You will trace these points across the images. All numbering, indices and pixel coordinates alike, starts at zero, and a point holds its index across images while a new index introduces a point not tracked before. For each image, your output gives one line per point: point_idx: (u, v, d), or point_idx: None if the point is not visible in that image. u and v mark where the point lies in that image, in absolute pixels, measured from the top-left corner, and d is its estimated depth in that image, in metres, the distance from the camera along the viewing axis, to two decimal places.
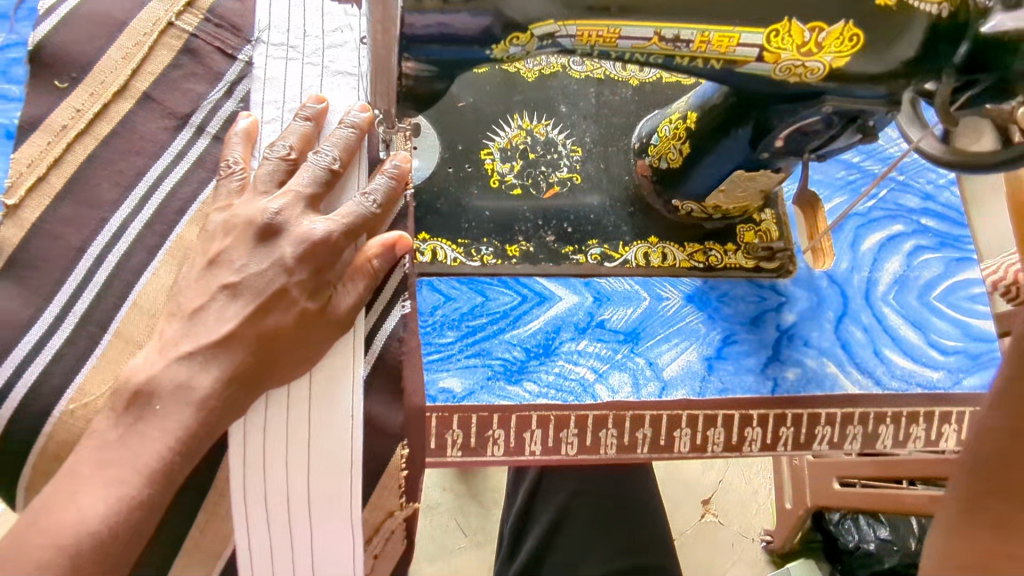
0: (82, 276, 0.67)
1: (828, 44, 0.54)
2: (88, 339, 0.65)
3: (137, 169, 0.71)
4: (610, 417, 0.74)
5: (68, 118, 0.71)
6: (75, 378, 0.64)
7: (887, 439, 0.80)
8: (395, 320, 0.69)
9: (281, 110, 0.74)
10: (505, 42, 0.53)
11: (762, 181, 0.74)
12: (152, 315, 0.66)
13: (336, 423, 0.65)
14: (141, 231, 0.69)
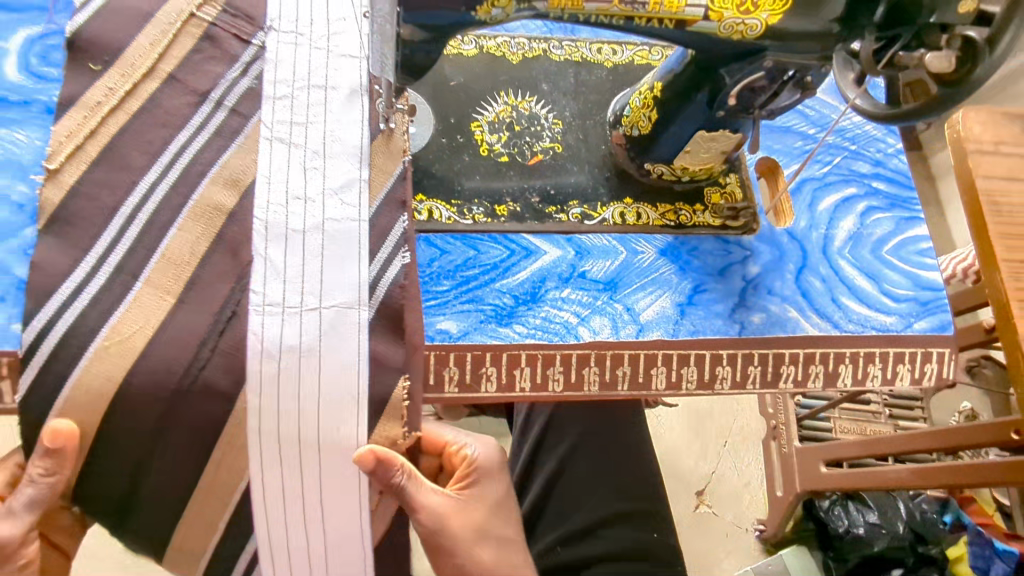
0: (115, 231, 0.76)
1: (763, 4, 0.64)
2: (121, 285, 0.74)
3: (163, 139, 0.81)
4: (593, 355, 0.81)
5: (102, 96, 0.81)
6: (110, 318, 0.72)
7: (847, 378, 0.87)
8: (396, 269, 0.78)
9: (291, 87, 0.84)
10: (487, 5, 0.61)
11: (724, 142, 0.82)
12: (178, 264, 0.76)
13: (343, 359, 0.74)
14: (167, 192, 0.78)
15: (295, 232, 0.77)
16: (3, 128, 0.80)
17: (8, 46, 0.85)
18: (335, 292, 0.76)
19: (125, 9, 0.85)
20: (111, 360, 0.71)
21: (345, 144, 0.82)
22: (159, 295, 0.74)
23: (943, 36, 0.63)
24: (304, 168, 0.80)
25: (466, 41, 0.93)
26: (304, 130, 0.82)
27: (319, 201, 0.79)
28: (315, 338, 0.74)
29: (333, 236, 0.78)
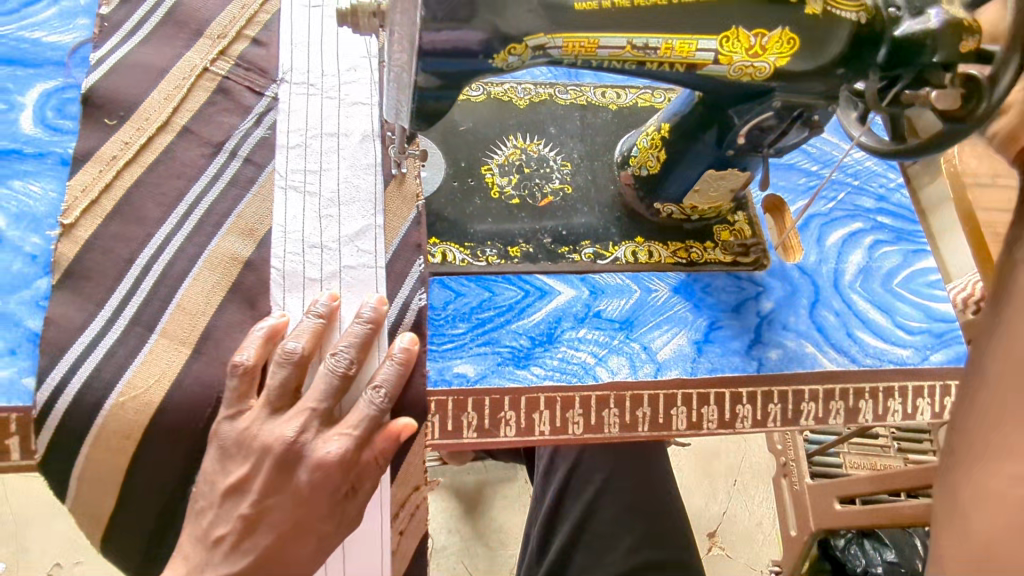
0: (132, 282, 0.77)
1: (771, 47, 0.63)
2: (137, 337, 0.75)
3: (178, 191, 0.83)
4: (612, 397, 0.80)
5: (118, 150, 0.84)
6: (125, 372, 0.73)
7: (868, 414, 0.87)
8: (412, 313, 0.79)
9: (304, 136, 0.88)
10: (504, 53, 0.62)
11: (732, 181, 0.84)
12: (196, 314, 0.77)
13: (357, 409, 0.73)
14: (182, 243, 0.80)
15: (311, 280, 0.80)
16: (18, 180, 0.81)
17: (24, 100, 0.86)
18: (353, 339, 0.74)
19: (140, 64, 0.90)
20: (127, 417, 0.72)
21: (358, 190, 0.85)
22: (175, 346, 0.75)
23: (946, 74, 0.64)
24: (319, 216, 0.83)
25: (474, 87, 0.95)
26: (319, 179, 0.85)
27: (335, 248, 0.81)
28: (335, 389, 0.73)
29: (350, 283, 0.80)
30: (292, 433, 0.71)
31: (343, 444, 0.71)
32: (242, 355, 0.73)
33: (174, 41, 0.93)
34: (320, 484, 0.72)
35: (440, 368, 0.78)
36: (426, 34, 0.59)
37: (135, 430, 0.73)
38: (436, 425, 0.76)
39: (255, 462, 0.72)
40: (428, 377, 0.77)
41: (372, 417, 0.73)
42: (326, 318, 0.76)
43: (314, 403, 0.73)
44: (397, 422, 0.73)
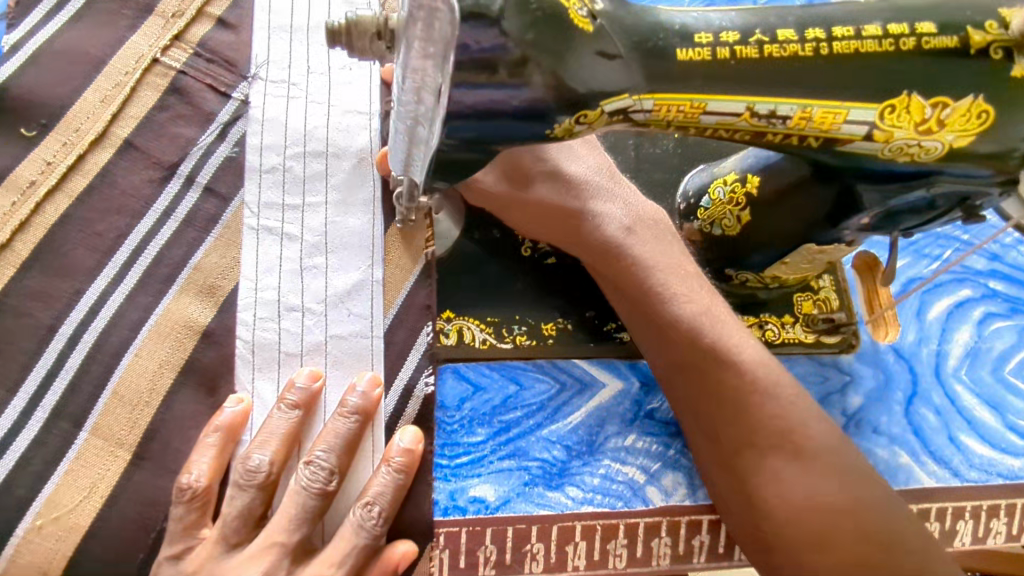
0: (55, 356, 0.65)
1: (952, 122, 0.44)
2: (60, 437, 0.62)
3: (118, 231, 0.70)
4: (663, 523, 0.64)
5: (38, 173, 0.70)
6: (44, 488, 0.61)
7: (965, 536, 0.71)
8: (416, 403, 0.65)
9: (281, 156, 0.72)
10: (569, 122, 0.43)
11: (834, 254, 0.65)
12: (134, 406, 0.64)
13: (343, 535, 0.59)
14: (122, 304, 0.67)
15: (290, 354, 0.66)
16: None
17: None
18: (335, 439, 0.61)
19: (71, 52, 0.75)
20: (44, 548, 0.59)
21: (351, 234, 0.71)
22: (110, 450, 0.62)
23: None
24: (301, 268, 0.69)
25: None
26: (299, 219, 0.70)
27: (320, 311, 0.68)
28: (316, 512, 0.59)
29: (338, 357, 0.66)
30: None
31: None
32: (191, 476, 0.59)
33: (117, 21, 0.77)
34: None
35: (452, 491, 0.62)
36: (456, 91, 0.39)
37: (54, 564, 0.59)
38: (444, 560, 0.60)
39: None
40: (437, 503, 0.61)
41: (364, 547, 0.59)
42: (302, 408, 0.62)
43: (284, 537, 0.58)
44: (396, 549, 0.59)
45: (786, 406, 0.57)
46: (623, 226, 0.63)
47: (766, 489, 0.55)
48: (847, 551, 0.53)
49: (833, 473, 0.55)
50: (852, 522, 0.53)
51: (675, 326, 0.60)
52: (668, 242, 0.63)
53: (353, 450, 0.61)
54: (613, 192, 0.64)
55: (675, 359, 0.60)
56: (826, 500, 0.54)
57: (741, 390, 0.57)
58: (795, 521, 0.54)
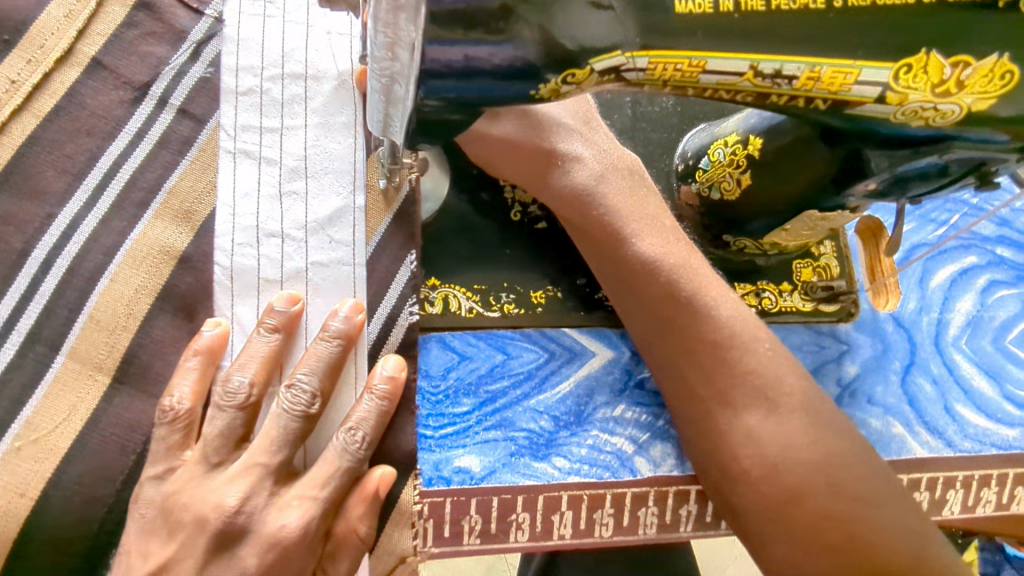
0: (29, 282, 0.65)
1: (972, 84, 0.41)
2: (37, 360, 0.63)
3: (88, 152, 0.69)
4: (651, 493, 0.63)
5: (3, 92, 0.69)
6: (22, 411, 0.62)
7: (955, 505, 0.70)
8: (401, 331, 0.64)
9: (259, 77, 0.70)
10: (556, 81, 0.39)
11: (837, 220, 0.62)
12: (111, 327, 0.65)
13: (326, 458, 0.59)
14: (95, 228, 0.67)
15: (269, 281, 0.65)
16: None
17: None
18: (317, 362, 0.60)
19: None
20: (23, 469, 0.61)
21: (332, 157, 0.69)
22: (89, 374, 0.63)
23: None
24: (280, 195, 0.67)
25: None
26: (277, 142, 0.68)
27: (300, 238, 0.66)
28: (299, 436, 0.59)
29: (319, 285, 0.65)
30: (232, 502, 0.56)
31: (306, 511, 0.58)
32: (173, 398, 0.60)
33: None
34: (274, 567, 0.57)
35: (436, 461, 0.61)
36: (429, 48, 0.36)
37: (31, 484, 0.60)
38: (428, 529, 0.60)
39: (185, 540, 0.57)
40: (422, 474, 0.60)
41: (348, 471, 0.59)
42: (282, 332, 0.62)
43: (266, 457, 0.58)
44: (373, 474, 0.60)
45: (763, 360, 0.54)
46: (595, 172, 0.61)
47: (741, 446, 0.52)
48: (823, 511, 0.50)
49: (809, 429, 0.52)
50: (827, 479, 0.50)
51: (652, 275, 0.57)
52: (642, 195, 0.61)
53: (335, 372, 0.61)
54: (584, 138, 0.62)
55: (649, 313, 0.58)
56: (802, 457, 0.51)
57: (715, 345, 0.55)
58: (771, 478, 0.51)
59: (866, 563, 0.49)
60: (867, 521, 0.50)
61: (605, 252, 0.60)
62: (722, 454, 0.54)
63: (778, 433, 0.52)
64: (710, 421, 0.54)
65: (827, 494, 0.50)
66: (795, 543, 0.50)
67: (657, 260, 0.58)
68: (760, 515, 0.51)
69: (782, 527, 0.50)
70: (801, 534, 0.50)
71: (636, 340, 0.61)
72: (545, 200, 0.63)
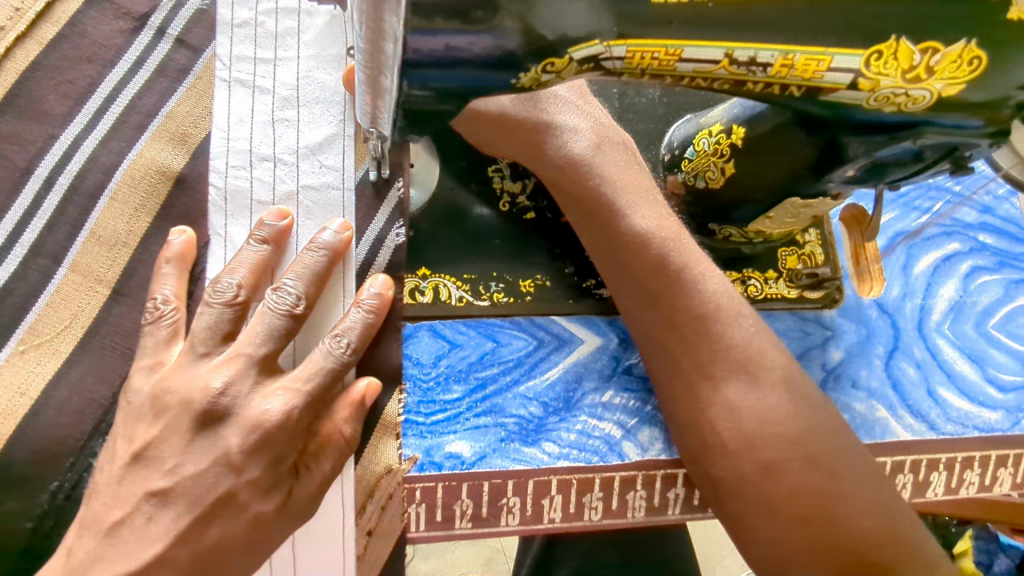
0: (31, 198, 0.68)
1: (942, 70, 0.42)
2: (40, 272, 0.66)
3: (89, 79, 0.72)
4: (639, 477, 0.64)
5: (7, 18, 0.72)
6: (26, 317, 0.65)
7: (938, 487, 0.71)
8: (389, 253, 0.66)
9: (254, 11, 0.71)
10: (536, 70, 0.41)
11: (819, 208, 0.63)
12: (111, 245, 0.67)
13: (311, 356, 0.57)
14: (95, 148, 0.70)
15: (262, 202, 0.66)
16: None
17: None
18: (304, 269, 0.59)
19: None
20: (26, 370, 0.63)
21: (323, 88, 0.70)
22: (90, 286, 0.66)
23: None
24: (272, 121, 0.68)
25: None
26: (270, 74, 0.69)
27: (291, 162, 0.67)
28: (285, 335, 0.57)
29: (309, 208, 0.66)
30: (217, 385, 0.53)
31: (290, 402, 0.54)
32: (158, 297, 0.61)
33: None
34: (259, 453, 0.53)
35: (428, 447, 0.62)
36: (411, 37, 0.37)
37: (32, 385, 0.63)
38: (420, 514, 0.61)
39: (171, 421, 0.53)
40: (413, 459, 0.61)
41: (334, 371, 0.57)
42: (272, 244, 0.61)
43: (251, 348, 0.55)
44: (357, 384, 0.60)
45: (746, 336, 0.55)
46: (590, 143, 0.61)
47: (720, 420, 0.54)
48: (797, 480, 0.51)
49: (787, 403, 0.53)
50: (803, 453, 0.52)
51: (643, 249, 0.58)
52: (635, 167, 0.62)
53: (321, 278, 0.60)
54: (580, 110, 0.63)
55: (637, 284, 0.59)
56: (780, 431, 0.52)
57: (701, 320, 0.56)
58: (747, 450, 0.53)
59: (835, 534, 0.50)
60: (839, 494, 0.51)
61: (597, 227, 0.61)
62: (702, 427, 0.55)
63: (757, 406, 0.53)
64: (692, 394, 0.56)
65: (802, 467, 0.52)
66: (769, 514, 0.52)
67: (649, 234, 0.59)
68: (735, 485, 0.53)
69: (758, 498, 0.52)
70: (772, 503, 0.51)
71: (624, 314, 0.62)
72: (542, 171, 0.64)
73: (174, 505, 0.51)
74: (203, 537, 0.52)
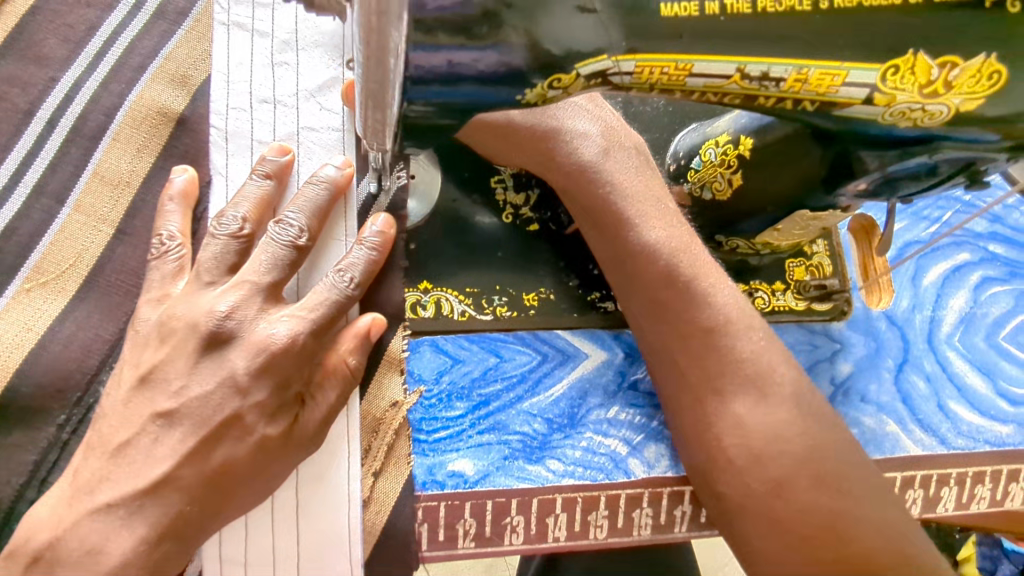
0: (34, 139, 0.66)
1: (960, 84, 0.41)
2: (43, 211, 0.65)
3: (88, 23, 0.70)
4: (645, 494, 0.62)
5: None
6: (31, 256, 0.63)
7: (948, 503, 0.70)
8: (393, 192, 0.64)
9: None
10: (543, 85, 0.39)
11: (829, 219, 0.62)
12: (115, 186, 0.66)
13: (314, 293, 0.55)
14: (96, 90, 0.69)
15: (263, 142, 0.62)
16: None
17: None
18: (306, 203, 0.57)
19: None
20: (34, 307, 0.62)
21: (322, 30, 0.65)
22: (93, 225, 0.65)
23: None
24: (271, 64, 0.63)
25: None
26: (269, 16, 0.64)
27: (292, 104, 0.63)
28: (290, 266, 0.55)
29: (310, 148, 0.62)
30: (222, 309, 0.52)
31: (296, 328, 0.53)
32: (164, 232, 0.58)
33: None
34: (265, 376, 0.52)
35: (430, 465, 0.60)
36: (414, 54, 0.36)
37: (39, 320, 0.61)
38: (422, 533, 0.59)
39: (177, 344, 0.52)
40: (415, 477, 0.60)
41: (337, 303, 0.55)
42: (275, 179, 0.58)
43: (257, 276, 0.54)
44: (361, 319, 0.58)
45: (756, 350, 0.54)
46: (599, 148, 0.61)
47: (727, 434, 0.53)
48: (807, 499, 0.50)
49: (794, 419, 0.52)
50: (812, 470, 0.51)
51: (652, 257, 0.57)
52: (646, 175, 0.61)
53: (325, 213, 0.58)
54: (590, 113, 0.62)
55: (644, 293, 0.58)
56: (789, 448, 0.51)
57: (710, 332, 0.54)
58: (754, 467, 0.51)
59: (846, 553, 0.49)
60: (854, 518, 0.50)
61: (604, 237, 0.60)
62: (707, 441, 0.54)
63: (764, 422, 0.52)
64: (698, 406, 0.55)
65: (810, 485, 0.51)
66: (778, 534, 0.50)
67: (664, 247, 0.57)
68: (743, 502, 0.52)
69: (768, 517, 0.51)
70: (780, 521, 0.50)
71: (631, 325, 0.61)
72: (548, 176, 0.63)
73: (181, 425, 0.51)
74: (210, 459, 0.51)
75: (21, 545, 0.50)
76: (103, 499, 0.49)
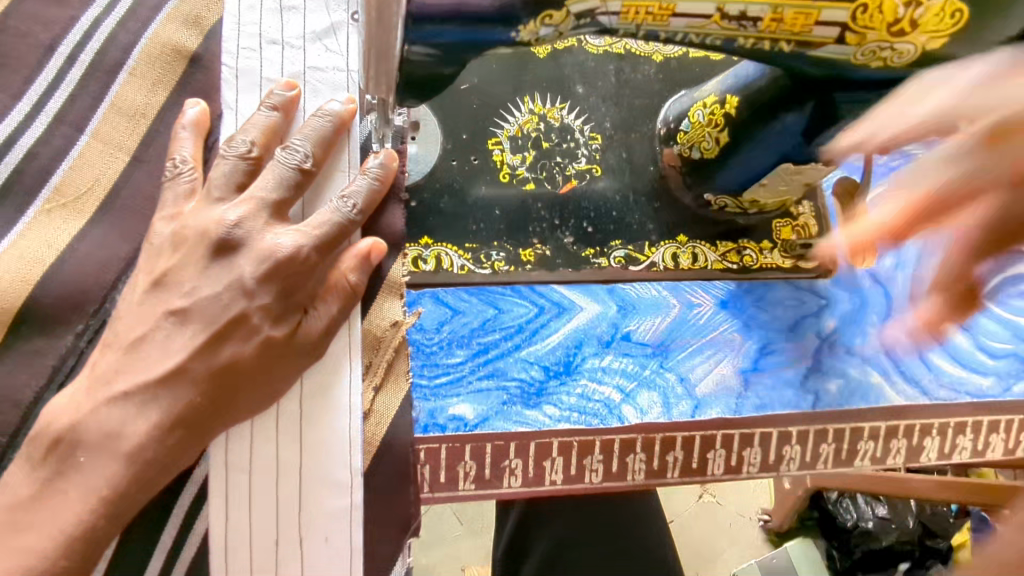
0: (54, 74, 0.60)
1: (924, 24, 0.45)
2: (63, 138, 0.59)
3: None
4: (639, 440, 0.65)
5: None
6: (53, 177, 0.57)
7: (932, 452, 0.72)
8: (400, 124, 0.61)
9: None
10: (535, 22, 0.42)
11: (812, 174, 0.65)
12: (133, 117, 0.61)
13: (318, 213, 0.53)
14: (115, 28, 0.63)
15: (272, 79, 0.59)
16: None
17: None
18: (312, 131, 0.54)
19: None
20: (49, 229, 0.56)
21: None
22: (110, 153, 0.59)
23: None
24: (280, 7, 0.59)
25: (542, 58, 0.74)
26: None
27: (298, 45, 0.59)
28: (296, 188, 0.53)
29: (316, 86, 0.59)
30: (232, 218, 0.50)
31: (299, 241, 0.51)
32: (177, 158, 0.55)
33: None
34: (270, 280, 0.50)
35: (432, 409, 0.63)
36: None
37: (57, 241, 0.55)
38: (425, 475, 0.61)
39: (188, 252, 0.50)
40: (418, 420, 0.62)
41: (341, 227, 0.53)
42: (283, 112, 0.56)
43: (264, 191, 0.52)
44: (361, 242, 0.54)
45: None
46: None
47: None
48: None
49: None
50: None
51: None
52: None
53: (330, 140, 0.55)
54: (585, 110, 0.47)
55: None
56: None
57: None
58: None
59: None
60: None
61: None
62: None
63: None
64: None
65: None
66: None
67: None
68: None
69: None
70: None
71: None
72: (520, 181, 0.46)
73: (192, 324, 0.49)
74: (217, 355, 0.49)
75: (43, 427, 0.47)
76: (120, 387, 0.47)
